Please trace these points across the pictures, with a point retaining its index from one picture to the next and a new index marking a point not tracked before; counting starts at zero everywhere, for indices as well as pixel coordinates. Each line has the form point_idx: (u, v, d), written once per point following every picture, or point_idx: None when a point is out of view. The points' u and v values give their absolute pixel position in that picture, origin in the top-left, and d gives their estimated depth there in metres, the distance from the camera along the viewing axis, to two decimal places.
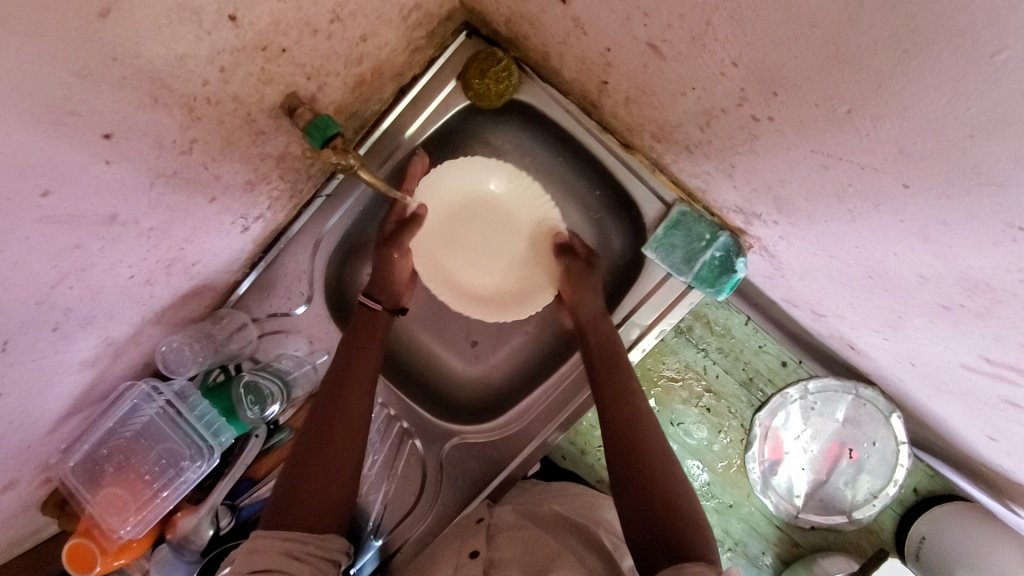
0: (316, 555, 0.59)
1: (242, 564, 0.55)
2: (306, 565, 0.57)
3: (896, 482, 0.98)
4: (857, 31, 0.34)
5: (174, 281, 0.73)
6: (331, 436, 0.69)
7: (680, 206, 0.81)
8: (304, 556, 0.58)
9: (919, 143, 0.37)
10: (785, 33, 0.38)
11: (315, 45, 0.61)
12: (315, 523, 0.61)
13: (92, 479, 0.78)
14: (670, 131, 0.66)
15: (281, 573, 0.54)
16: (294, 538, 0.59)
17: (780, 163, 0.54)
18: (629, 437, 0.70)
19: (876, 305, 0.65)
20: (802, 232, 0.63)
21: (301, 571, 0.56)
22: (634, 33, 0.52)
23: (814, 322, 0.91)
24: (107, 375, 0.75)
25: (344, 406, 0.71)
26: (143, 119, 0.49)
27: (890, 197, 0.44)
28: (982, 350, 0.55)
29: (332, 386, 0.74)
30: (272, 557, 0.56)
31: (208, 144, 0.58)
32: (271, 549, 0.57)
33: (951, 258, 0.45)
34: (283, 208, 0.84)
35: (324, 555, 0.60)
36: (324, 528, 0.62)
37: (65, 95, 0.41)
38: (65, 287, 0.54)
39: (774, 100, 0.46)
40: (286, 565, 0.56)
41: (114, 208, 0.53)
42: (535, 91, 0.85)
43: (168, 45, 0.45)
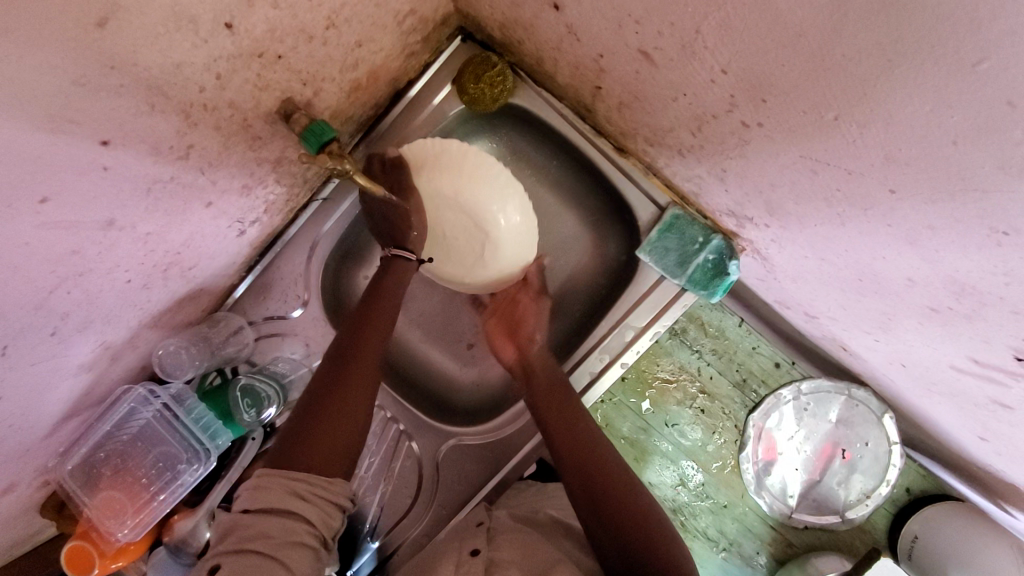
0: (322, 497, 0.58)
1: (247, 501, 0.55)
2: (310, 510, 0.56)
3: (889, 482, 0.99)
4: (841, 41, 0.35)
5: (171, 284, 0.73)
6: (347, 389, 0.67)
7: (673, 209, 0.82)
8: (311, 496, 0.57)
9: (904, 149, 0.38)
10: (772, 42, 0.39)
11: (311, 51, 0.61)
12: (326, 470, 0.60)
13: (90, 482, 0.79)
14: (663, 135, 0.67)
15: (282, 515, 0.54)
16: (303, 479, 0.57)
17: (770, 167, 0.54)
18: (587, 461, 0.72)
19: (866, 307, 0.66)
20: (793, 235, 0.64)
21: (305, 517, 0.55)
22: (627, 40, 0.53)
23: (807, 324, 0.92)
24: (104, 378, 0.75)
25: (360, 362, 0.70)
26: (141, 125, 0.50)
27: (877, 201, 0.45)
28: (971, 351, 0.56)
29: (348, 338, 0.73)
30: (278, 497, 0.55)
31: (205, 149, 0.59)
32: (279, 489, 0.56)
33: (938, 262, 0.46)
34: (280, 211, 0.84)
35: (330, 498, 0.58)
36: (332, 472, 0.60)
37: (64, 103, 0.42)
38: (63, 292, 0.55)
39: (763, 106, 0.46)
40: (291, 506, 0.55)
41: (111, 213, 0.54)
42: (529, 96, 0.85)
43: (165, 52, 0.46)
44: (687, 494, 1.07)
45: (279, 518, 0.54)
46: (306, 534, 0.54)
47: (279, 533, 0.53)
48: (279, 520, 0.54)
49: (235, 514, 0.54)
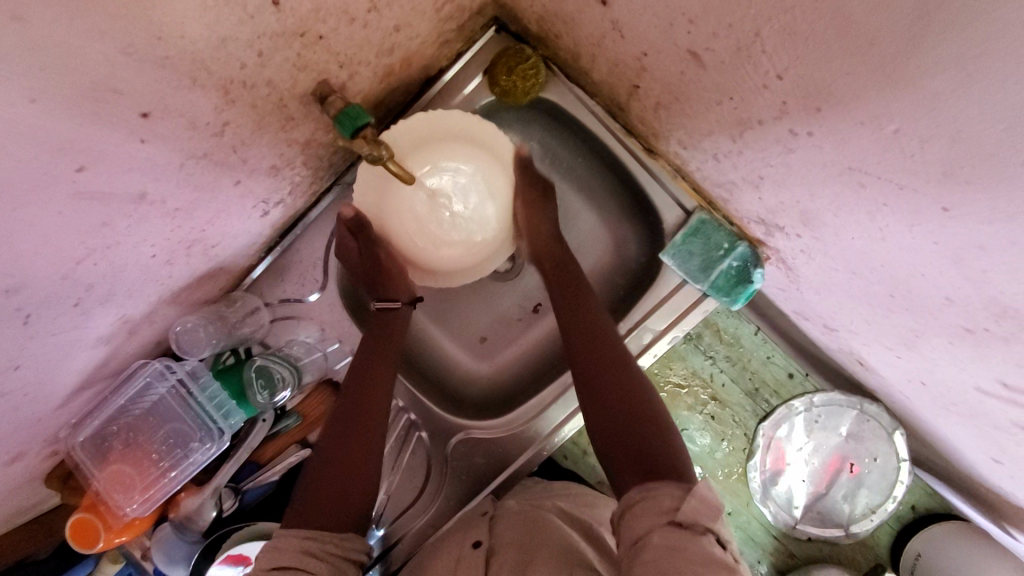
0: (332, 555, 0.58)
1: (263, 560, 0.56)
2: (320, 567, 0.56)
3: (896, 499, 0.98)
4: (915, 52, 0.34)
5: (193, 261, 0.72)
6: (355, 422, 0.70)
7: (701, 213, 0.81)
8: (321, 553, 0.57)
9: (965, 168, 0.37)
10: (838, 49, 0.38)
11: (351, 33, 0.60)
12: (337, 513, 0.62)
13: (100, 455, 0.78)
14: (699, 139, 0.66)
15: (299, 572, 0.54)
16: (313, 537, 0.58)
17: (813, 178, 0.54)
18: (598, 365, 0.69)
19: (893, 322, 0.66)
20: (824, 247, 0.64)
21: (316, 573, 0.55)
22: (676, 40, 0.52)
23: (825, 337, 0.92)
24: (121, 352, 0.75)
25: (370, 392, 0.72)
26: (181, 99, 0.49)
27: (926, 218, 0.44)
28: (999, 373, 0.56)
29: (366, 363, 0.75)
30: (292, 555, 0.56)
31: (239, 127, 0.58)
32: (291, 548, 0.56)
33: (982, 283, 0.45)
34: (303, 194, 0.84)
35: (341, 555, 0.59)
36: (344, 513, 0.62)
37: (109, 72, 0.41)
38: (90, 263, 0.54)
39: (816, 115, 0.46)
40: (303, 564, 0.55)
41: (144, 186, 0.53)
42: (560, 90, 0.84)
43: (212, 26, 0.45)
44: None
45: (291, 574, 0.54)
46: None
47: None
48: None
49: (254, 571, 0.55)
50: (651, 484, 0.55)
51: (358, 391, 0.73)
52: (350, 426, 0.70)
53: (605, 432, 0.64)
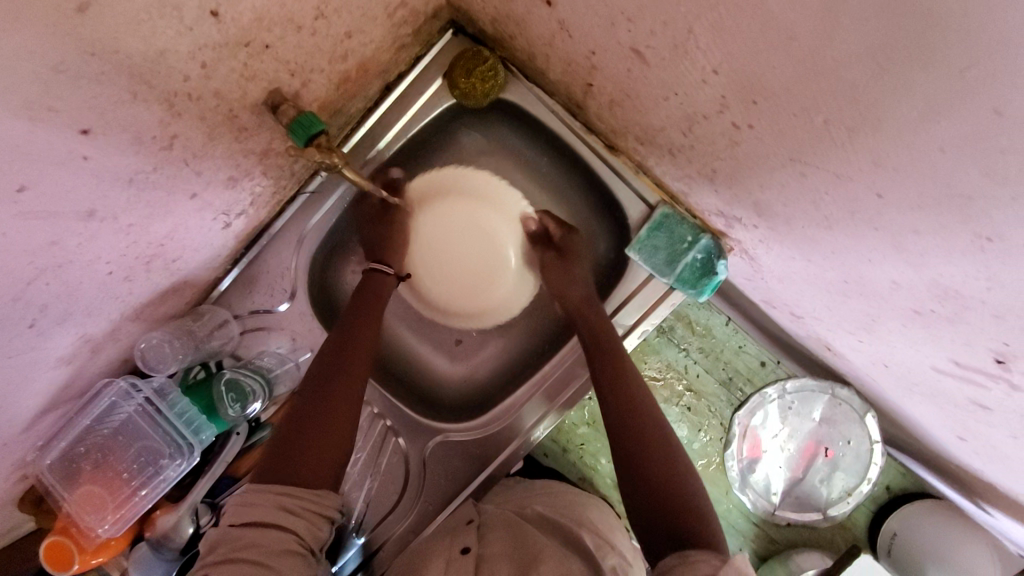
0: (310, 511, 0.57)
1: (236, 515, 0.55)
2: (300, 525, 0.55)
3: (870, 480, 1.00)
4: (831, 43, 0.34)
5: (154, 277, 0.72)
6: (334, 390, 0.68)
7: (663, 207, 0.82)
8: (298, 510, 0.57)
9: (891, 155, 0.38)
10: (763, 43, 0.39)
11: (299, 42, 0.60)
12: (314, 484, 0.60)
13: (69, 477, 0.77)
14: (654, 134, 0.67)
15: (275, 528, 0.54)
16: (291, 494, 0.57)
17: (759, 169, 0.54)
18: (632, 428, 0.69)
19: (851, 308, 0.67)
20: (780, 236, 0.65)
21: (295, 530, 0.55)
22: (619, 38, 0.53)
23: (792, 323, 0.93)
24: (85, 371, 0.74)
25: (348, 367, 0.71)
26: (123, 114, 0.48)
27: (864, 204, 0.45)
28: (952, 353, 0.57)
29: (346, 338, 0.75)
30: (266, 510, 0.55)
31: (189, 140, 0.58)
32: (265, 504, 0.55)
33: (922, 266, 0.46)
34: (267, 204, 0.83)
35: (319, 512, 0.58)
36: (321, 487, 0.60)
37: (42, 90, 0.40)
38: (42, 283, 0.54)
39: (754, 108, 0.46)
40: (281, 520, 0.55)
41: (93, 204, 0.52)
42: (520, 90, 0.85)
43: (148, 40, 0.45)
44: None
45: (265, 530, 0.53)
46: (296, 543, 0.54)
47: (272, 544, 0.52)
48: (269, 531, 0.53)
49: (224, 527, 0.54)
50: (688, 551, 0.53)
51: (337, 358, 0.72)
52: (323, 401, 0.67)
53: (648, 500, 0.62)
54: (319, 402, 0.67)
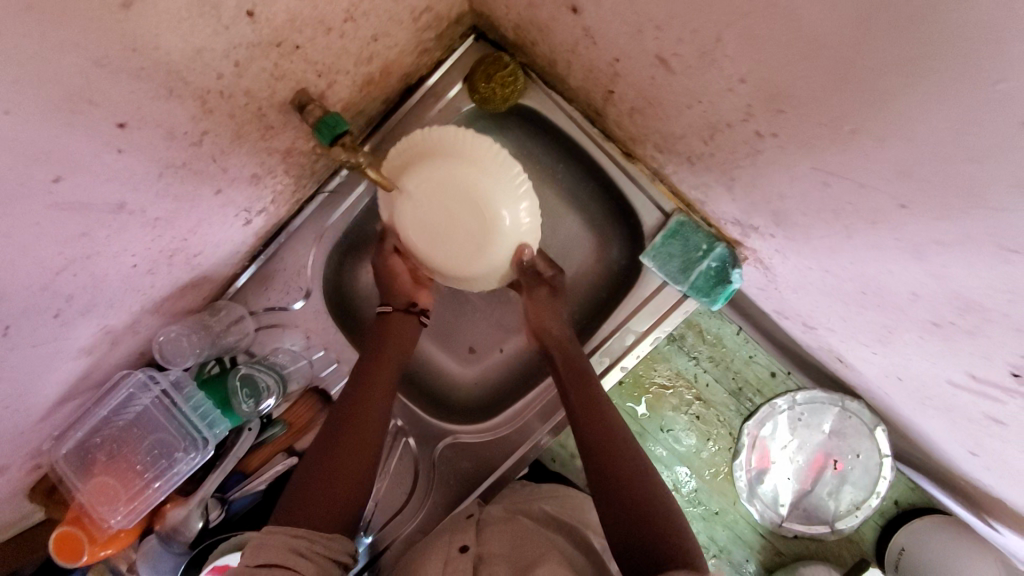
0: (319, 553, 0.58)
1: (246, 557, 0.55)
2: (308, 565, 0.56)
3: (878, 494, 1.00)
4: (862, 55, 0.35)
5: (175, 271, 0.73)
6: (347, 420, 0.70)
7: (679, 215, 0.83)
8: (309, 554, 0.57)
9: (917, 166, 0.39)
10: (794, 53, 0.39)
11: (328, 43, 0.61)
12: (321, 527, 0.61)
13: (83, 467, 0.78)
14: (674, 142, 0.67)
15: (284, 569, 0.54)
16: (302, 537, 0.58)
17: (781, 178, 0.55)
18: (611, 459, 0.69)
19: (867, 319, 0.67)
20: (798, 246, 0.65)
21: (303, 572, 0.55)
22: (645, 46, 0.54)
23: (805, 334, 0.93)
24: (103, 362, 0.74)
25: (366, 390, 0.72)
26: (158, 109, 0.49)
27: (887, 215, 0.45)
28: (969, 367, 0.57)
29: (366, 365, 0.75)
30: (278, 552, 0.56)
31: (218, 136, 0.59)
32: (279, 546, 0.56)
33: (943, 278, 0.47)
34: (286, 202, 0.84)
35: (329, 555, 0.60)
36: (328, 529, 0.62)
37: (84, 83, 0.41)
38: (69, 273, 0.54)
39: (779, 117, 0.47)
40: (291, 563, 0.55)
41: (123, 196, 0.53)
42: (539, 96, 0.86)
43: (187, 37, 0.46)
44: (680, 500, 1.07)
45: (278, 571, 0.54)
46: None
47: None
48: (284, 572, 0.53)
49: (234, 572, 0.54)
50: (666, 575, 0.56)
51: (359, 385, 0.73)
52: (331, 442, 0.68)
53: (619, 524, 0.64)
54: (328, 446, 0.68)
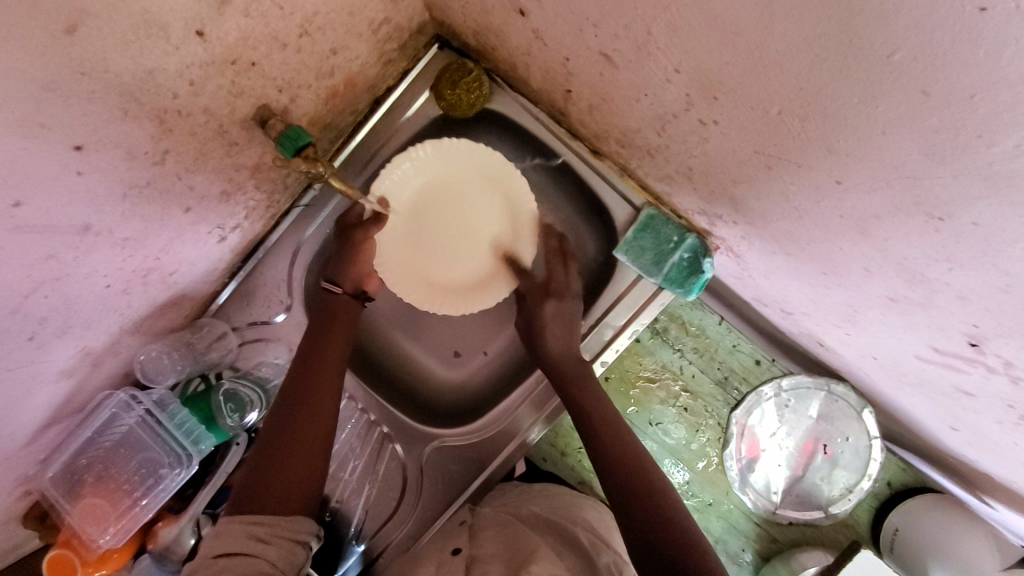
0: (283, 537, 0.58)
1: (208, 547, 0.55)
2: (270, 548, 0.56)
3: (871, 476, 1.00)
4: (774, 38, 0.36)
5: (151, 290, 0.74)
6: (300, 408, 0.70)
7: (649, 208, 0.84)
8: (270, 537, 0.58)
9: (843, 141, 0.39)
10: (716, 41, 0.41)
11: (284, 59, 0.63)
12: (282, 508, 0.61)
13: (72, 489, 0.79)
14: (632, 136, 0.68)
15: (245, 556, 0.54)
16: (263, 521, 0.58)
17: (730, 165, 0.56)
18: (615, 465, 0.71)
19: (833, 300, 0.67)
20: (759, 231, 0.66)
21: (264, 555, 0.55)
22: (588, 43, 0.55)
23: (784, 320, 0.94)
24: (86, 385, 0.75)
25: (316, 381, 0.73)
26: (115, 131, 0.51)
27: (828, 192, 0.46)
28: (930, 339, 0.58)
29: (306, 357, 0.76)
30: (238, 540, 0.55)
31: (180, 155, 0.60)
32: (238, 533, 0.56)
33: (888, 251, 0.47)
34: (261, 217, 0.86)
35: (291, 536, 0.59)
36: (290, 510, 0.61)
37: (34, 109, 0.43)
38: (40, 296, 0.56)
39: (716, 104, 0.48)
40: (252, 549, 0.55)
41: (88, 218, 0.55)
42: (505, 100, 0.87)
43: (136, 59, 0.47)
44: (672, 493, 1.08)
45: (237, 557, 0.54)
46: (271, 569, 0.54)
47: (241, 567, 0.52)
48: (239, 558, 0.53)
49: (196, 562, 0.54)
50: None
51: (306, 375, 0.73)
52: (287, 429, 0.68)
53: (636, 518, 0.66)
54: (282, 433, 0.67)
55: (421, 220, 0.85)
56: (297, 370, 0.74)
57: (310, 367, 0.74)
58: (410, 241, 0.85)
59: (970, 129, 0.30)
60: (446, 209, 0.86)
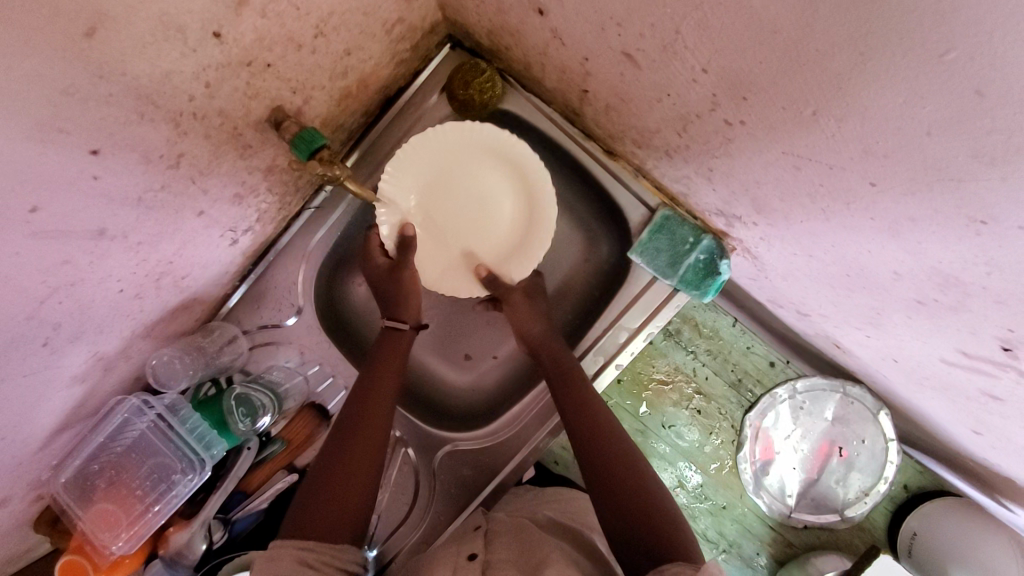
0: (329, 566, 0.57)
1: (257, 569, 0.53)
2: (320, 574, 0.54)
3: (886, 479, 0.99)
4: (813, 36, 0.35)
5: (164, 294, 0.73)
6: (353, 436, 0.69)
7: (664, 210, 0.83)
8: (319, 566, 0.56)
9: (880, 142, 0.38)
10: (749, 40, 0.40)
11: (300, 59, 0.62)
12: (331, 541, 0.59)
13: (84, 495, 0.78)
14: (650, 137, 0.67)
15: None
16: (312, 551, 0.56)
17: (754, 166, 0.55)
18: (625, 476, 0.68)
19: (856, 303, 0.66)
20: (781, 233, 0.65)
21: None
22: (610, 42, 0.54)
23: (800, 322, 0.93)
24: (98, 389, 0.75)
25: (366, 408, 0.72)
26: (132, 134, 0.50)
27: (859, 195, 0.45)
28: (958, 343, 0.57)
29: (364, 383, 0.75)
30: (289, 566, 0.54)
31: (195, 158, 0.59)
32: (287, 562, 0.55)
33: (920, 254, 0.46)
34: (272, 220, 0.85)
35: (340, 567, 0.57)
36: (338, 541, 0.60)
37: (52, 112, 0.42)
38: (55, 301, 0.55)
39: (744, 104, 0.47)
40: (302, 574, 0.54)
41: (103, 222, 0.54)
42: (518, 101, 0.86)
43: (154, 61, 0.47)
44: (685, 496, 1.07)
45: None
46: None
47: None
48: None
49: None
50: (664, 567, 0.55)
51: (359, 402, 0.73)
52: (336, 458, 0.67)
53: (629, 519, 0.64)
54: (329, 465, 0.66)
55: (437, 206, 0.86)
56: (353, 405, 0.73)
57: (366, 399, 0.73)
58: (434, 229, 0.87)
59: (1020, 131, 0.29)
60: (458, 189, 0.85)
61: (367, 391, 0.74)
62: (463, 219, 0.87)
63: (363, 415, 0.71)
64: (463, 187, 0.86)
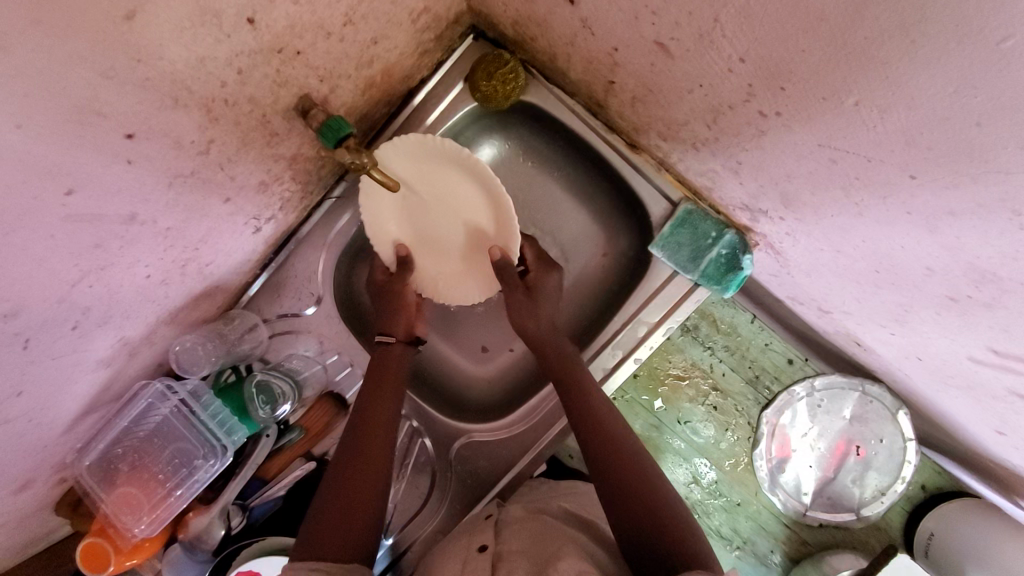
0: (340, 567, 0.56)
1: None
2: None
3: (904, 480, 0.98)
4: (865, 23, 0.35)
5: (188, 281, 0.74)
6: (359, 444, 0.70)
7: (686, 204, 0.82)
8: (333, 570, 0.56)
9: (924, 133, 0.38)
10: (794, 28, 0.39)
11: (328, 47, 0.62)
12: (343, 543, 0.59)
13: (106, 478, 0.79)
14: (677, 129, 0.67)
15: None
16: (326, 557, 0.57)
17: (786, 159, 0.55)
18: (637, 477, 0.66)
19: (884, 300, 0.66)
20: (808, 228, 0.64)
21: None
22: (642, 32, 0.54)
23: (821, 320, 0.92)
24: (123, 374, 0.75)
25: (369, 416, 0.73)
26: (165, 119, 0.50)
27: (898, 187, 0.45)
28: (989, 341, 0.56)
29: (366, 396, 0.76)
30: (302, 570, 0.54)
31: (224, 145, 0.60)
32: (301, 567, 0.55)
33: (958, 249, 0.46)
34: (294, 209, 0.85)
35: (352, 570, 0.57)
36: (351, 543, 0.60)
37: (91, 95, 0.42)
38: (85, 286, 0.55)
39: (781, 94, 0.46)
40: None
41: (134, 207, 0.54)
42: (541, 92, 0.86)
43: (190, 46, 0.47)
44: (699, 492, 1.07)
45: None
46: None
47: None
48: None
49: None
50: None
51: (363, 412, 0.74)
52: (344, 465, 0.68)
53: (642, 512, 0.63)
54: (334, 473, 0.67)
55: (420, 216, 0.83)
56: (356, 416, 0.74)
57: (368, 410, 0.74)
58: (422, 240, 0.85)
59: None
60: (435, 197, 0.81)
61: (370, 402, 0.75)
62: (447, 227, 0.84)
63: (366, 423, 0.73)
64: (441, 196, 0.82)
